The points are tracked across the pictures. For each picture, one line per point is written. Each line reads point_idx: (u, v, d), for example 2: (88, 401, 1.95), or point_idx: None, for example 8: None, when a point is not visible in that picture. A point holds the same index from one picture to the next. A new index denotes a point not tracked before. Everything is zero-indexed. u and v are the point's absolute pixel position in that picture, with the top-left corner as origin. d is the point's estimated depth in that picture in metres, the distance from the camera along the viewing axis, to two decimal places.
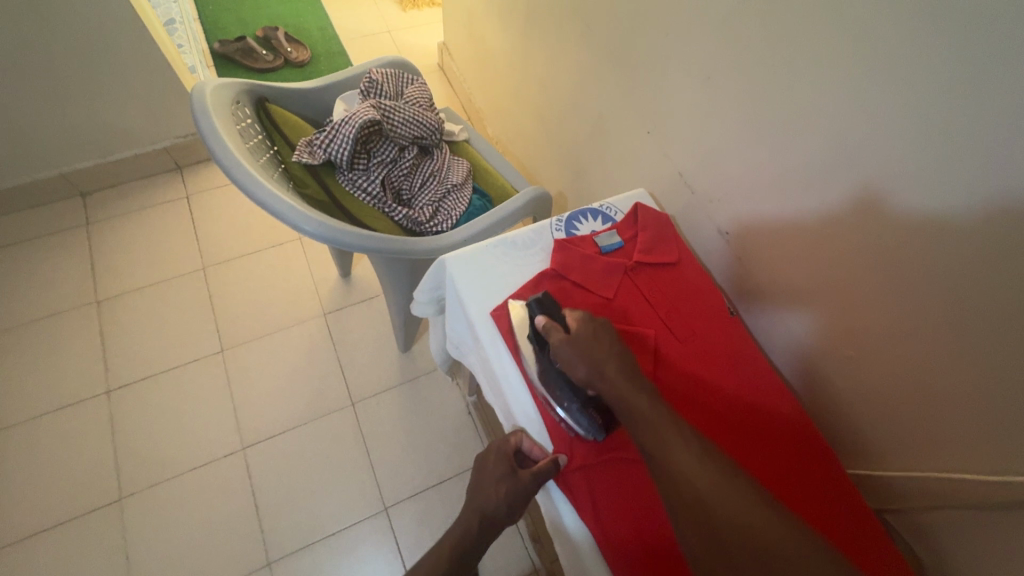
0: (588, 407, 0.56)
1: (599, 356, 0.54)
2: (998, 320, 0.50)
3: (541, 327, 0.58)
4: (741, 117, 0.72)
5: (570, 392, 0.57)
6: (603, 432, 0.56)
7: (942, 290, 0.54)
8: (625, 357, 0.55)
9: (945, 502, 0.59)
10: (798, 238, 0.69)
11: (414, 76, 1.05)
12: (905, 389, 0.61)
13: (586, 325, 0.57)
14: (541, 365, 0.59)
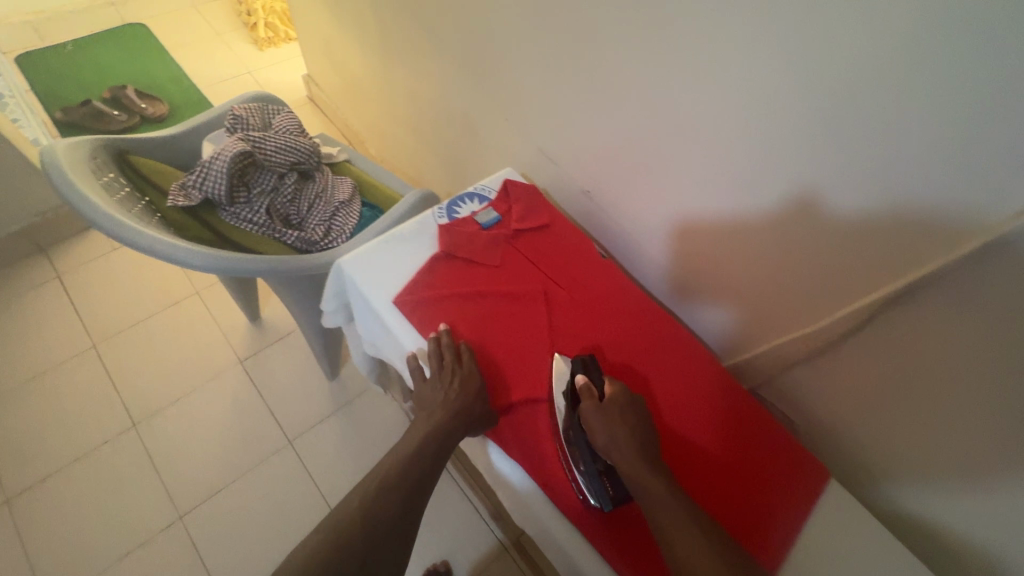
0: (603, 477, 0.57)
1: (622, 433, 0.56)
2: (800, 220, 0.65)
3: (579, 384, 0.60)
4: (579, 92, 0.84)
5: (590, 456, 0.57)
6: (610, 504, 0.57)
7: (745, 197, 0.70)
8: (646, 442, 0.57)
9: (790, 364, 0.75)
10: (643, 182, 0.83)
11: (280, 106, 1.08)
12: (747, 285, 0.77)
13: (619, 399, 0.59)
14: (567, 420, 0.60)
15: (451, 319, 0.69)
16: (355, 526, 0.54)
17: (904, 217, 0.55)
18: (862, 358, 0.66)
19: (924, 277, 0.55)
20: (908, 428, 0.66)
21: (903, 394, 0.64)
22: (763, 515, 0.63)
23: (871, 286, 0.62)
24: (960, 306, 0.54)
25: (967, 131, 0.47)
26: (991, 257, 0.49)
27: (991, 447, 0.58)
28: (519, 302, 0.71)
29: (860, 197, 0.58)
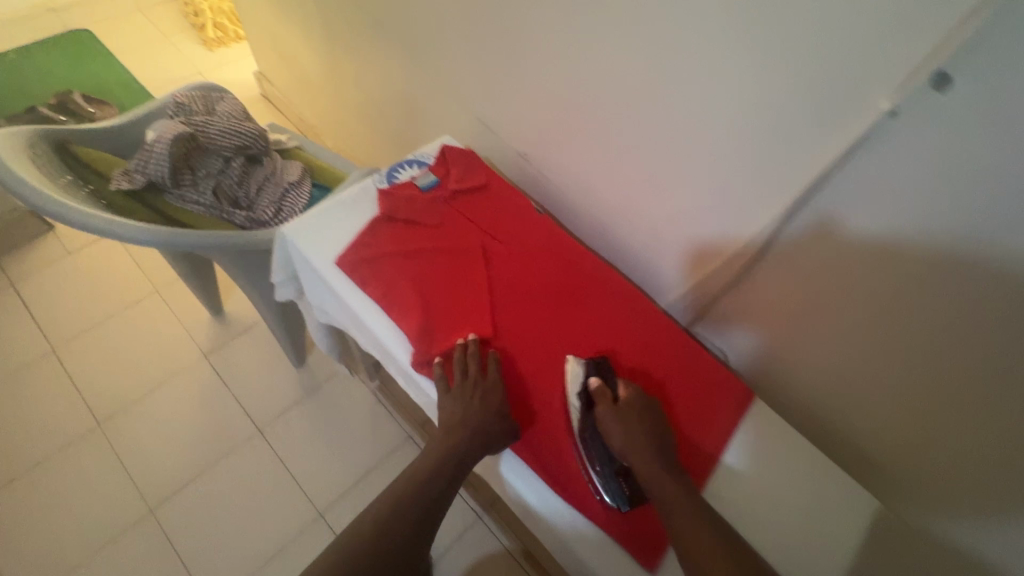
0: (620, 478, 0.60)
1: (637, 435, 0.59)
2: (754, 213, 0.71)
3: (593, 387, 0.63)
4: (510, 59, 0.88)
5: (606, 458, 0.61)
6: (627, 504, 0.60)
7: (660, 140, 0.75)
8: (662, 449, 0.59)
9: (721, 292, 0.81)
10: (572, 138, 0.87)
11: (224, 93, 1.09)
12: (671, 225, 0.82)
13: (632, 400, 0.62)
14: (582, 421, 0.63)
15: (393, 277, 0.72)
16: (372, 529, 0.55)
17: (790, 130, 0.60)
18: (774, 276, 0.72)
19: (812, 179, 0.61)
20: (813, 337, 0.73)
21: (805, 307, 0.71)
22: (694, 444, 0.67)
23: (772, 203, 0.67)
24: (840, 207, 0.61)
25: (826, 41, 0.53)
26: (865, 152, 0.56)
27: (879, 338, 0.65)
28: (459, 257, 0.74)
29: (754, 116, 0.63)
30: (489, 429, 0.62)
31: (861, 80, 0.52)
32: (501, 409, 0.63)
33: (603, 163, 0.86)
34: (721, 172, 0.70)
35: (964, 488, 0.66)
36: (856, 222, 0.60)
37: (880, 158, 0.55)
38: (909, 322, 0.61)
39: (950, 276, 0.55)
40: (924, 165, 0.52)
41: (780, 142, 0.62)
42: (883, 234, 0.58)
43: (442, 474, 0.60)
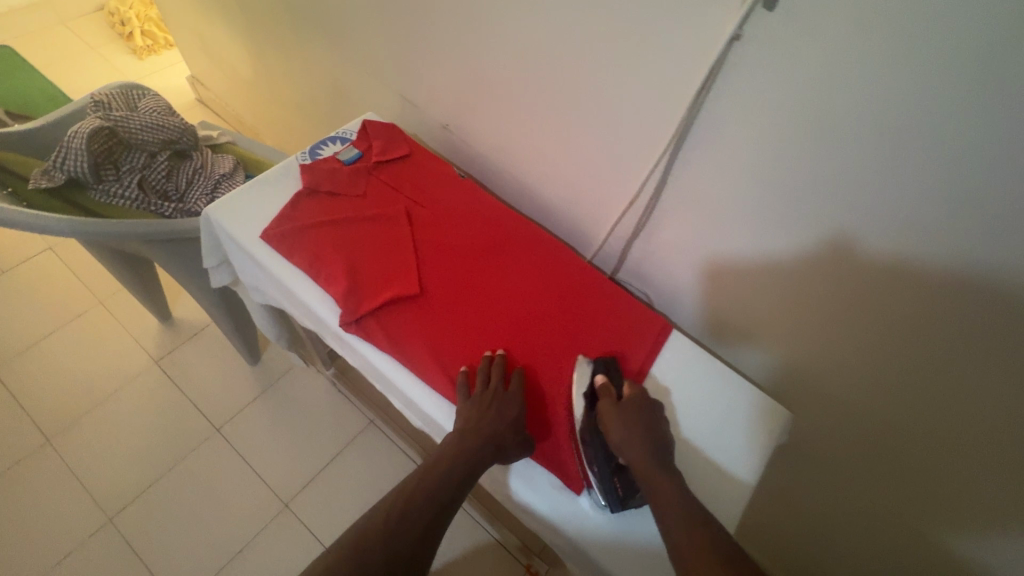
0: (614, 478, 0.60)
1: (637, 432, 0.59)
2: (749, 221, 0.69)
3: (598, 385, 0.64)
4: (421, 31, 0.90)
5: (604, 457, 0.61)
6: (618, 505, 0.60)
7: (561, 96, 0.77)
8: (659, 444, 0.59)
9: (630, 243, 0.85)
10: (487, 106, 0.89)
11: (146, 90, 1.08)
12: (582, 181, 0.84)
13: (636, 400, 0.62)
14: (585, 420, 0.63)
15: (318, 246, 0.74)
16: (385, 527, 0.52)
17: (662, 67, 0.63)
18: (673, 215, 0.75)
19: (684, 110, 0.64)
20: (722, 272, 0.76)
21: (705, 241, 0.75)
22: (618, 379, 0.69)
23: (657, 141, 0.70)
24: (719, 135, 0.64)
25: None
26: (731, 81, 0.59)
27: (767, 258, 0.69)
28: (382, 223, 0.77)
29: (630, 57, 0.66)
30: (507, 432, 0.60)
31: (708, 8, 0.56)
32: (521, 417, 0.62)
33: (516, 126, 0.87)
34: (613, 118, 0.73)
35: (985, 523, 0.64)
36: (729, 147, 0.63)
37: (736, 84, 0.59)
38: (789, 237, 0.65)
39: (859, 227, 0.58)
40: (786, 90, 0.55)
41: (654, 81, 0.65)
42: (753, 154, 0.62)
43: (458, 475, 0.57)
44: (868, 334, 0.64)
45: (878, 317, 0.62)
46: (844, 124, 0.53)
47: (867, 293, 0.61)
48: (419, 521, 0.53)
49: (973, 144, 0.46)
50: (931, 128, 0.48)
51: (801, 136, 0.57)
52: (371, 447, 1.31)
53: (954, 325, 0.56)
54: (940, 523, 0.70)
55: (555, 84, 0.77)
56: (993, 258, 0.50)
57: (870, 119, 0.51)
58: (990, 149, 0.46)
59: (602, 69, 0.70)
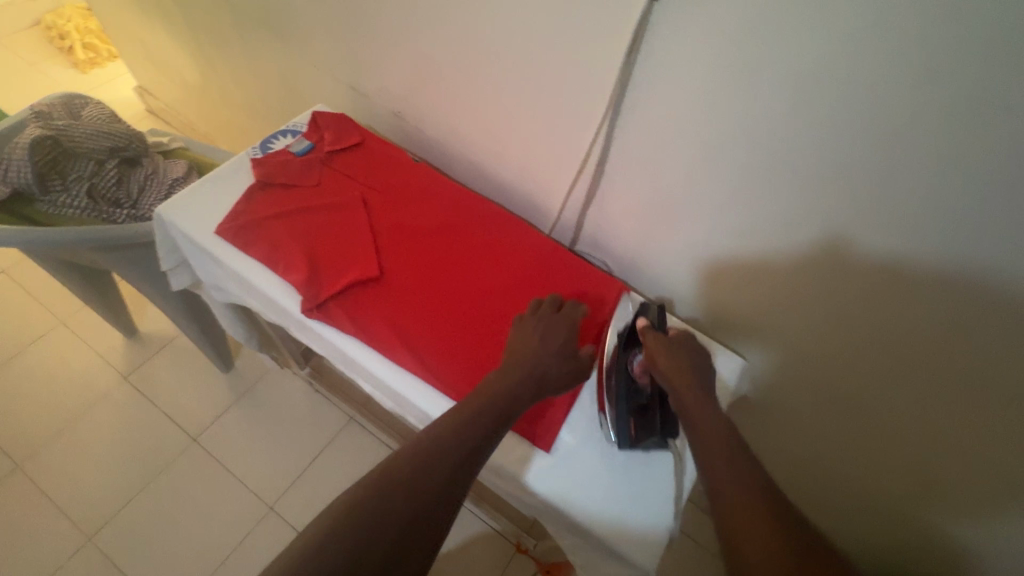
0: (631, 415, 0.65)
1: (681, 364, 0.60)
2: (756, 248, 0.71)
3: (642, 324, 0.66)
4: (363, 19, 0.90)
5: (631, 391, 0.64)
6: (627, 443, 0.65)
7: (503, 72, 0.79)
8: (702, 376, 0.60)
9: (585, 213, 0.87)
10: (435, 89, 0.91)
11: (89, 97, 1.06)
12: (533, 155, 0.86)
13: (682, 339, 0.64)
14: (628, 359, 0.65)
15: (275, 236, 0.74)
16: (402, 487, 0.46)
17: (594, 34, 0.65)
18: (622, 181, 0.78)
19: (617, 74, 0.67)
20: (673, 233, 0.79)
21: (653, 204, 0.77)
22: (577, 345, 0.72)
23: (597, 107, 0.72)
24: (654, 96, 0.66)
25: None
26: (658, 42, 0.61)
27: (710, 213, 0.72)
28: (340, 210, 0.77)
29: (565, 22, 0.67)
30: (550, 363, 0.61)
31: None
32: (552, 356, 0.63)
33: (465, 106, 0.89)
34: (556, 89, 0.75)
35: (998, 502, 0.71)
36: (665, 104, 0.66)
37: (661, 45, 0.61)
38: (728, 189, 0.68)
39: (788, 174, 0.61)
40: (707, 45, 0.58)
41: (587, 48, 0.67)
42: (686, 111, 0.64)
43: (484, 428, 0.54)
44: (804, 270, 0.68)
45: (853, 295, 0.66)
46: (764, 73, 0.56)
47: (834, 255, 0.64)
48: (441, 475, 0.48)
49: (878, 83, 0.49)
50: (840, 66, 0.51)
51: (730, 85, 0.59)
52: (353, 444, 1.31)
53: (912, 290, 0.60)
54: (951, 495, 0.76)
55: (498, 61, 0.78)
56: (907, 188, 0.54)
57: (787, 63, 0.53)
58: (889, 85, 0.49)
59: (541, 42, 0.71)
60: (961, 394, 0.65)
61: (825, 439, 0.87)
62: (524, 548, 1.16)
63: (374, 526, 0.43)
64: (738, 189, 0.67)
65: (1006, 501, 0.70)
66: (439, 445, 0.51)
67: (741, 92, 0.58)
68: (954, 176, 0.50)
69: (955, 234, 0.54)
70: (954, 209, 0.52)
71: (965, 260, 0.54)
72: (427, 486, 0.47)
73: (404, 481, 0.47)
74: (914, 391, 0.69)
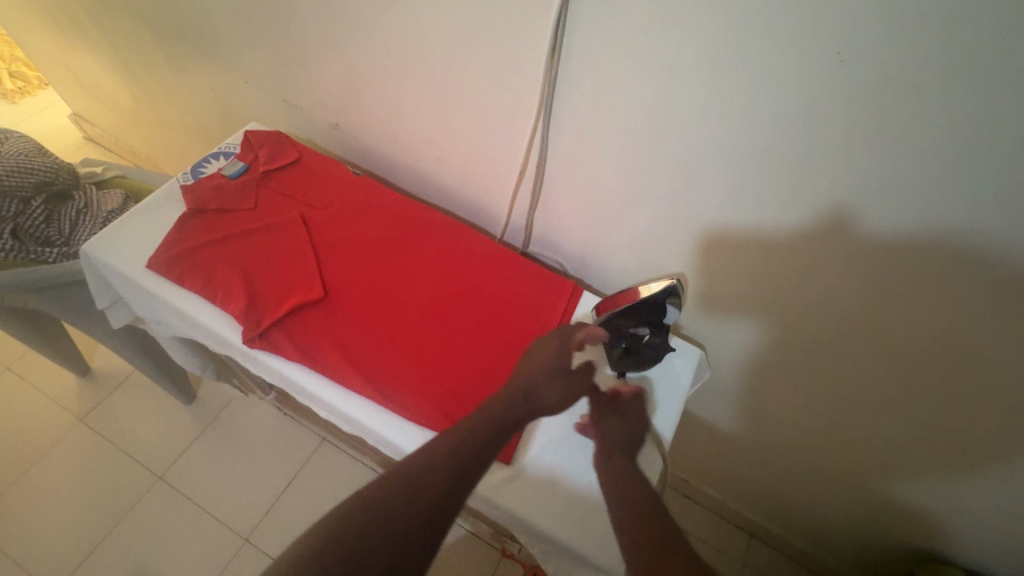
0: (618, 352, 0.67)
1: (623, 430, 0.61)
2: (730, 256, 0.70)
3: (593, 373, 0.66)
4: (288, 32, 0.88)
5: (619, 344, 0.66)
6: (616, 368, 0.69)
7: (435, 77, 0.78)
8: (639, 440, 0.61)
9: (534, 214, 0.86)
10: (370, 98, 0.89)
11: (9, 132, 1.01)
12: (476, 159, 0.85)
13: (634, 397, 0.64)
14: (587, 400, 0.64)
15: (211, 263, 0.71)
16: (398, 506, 0.48)
17: (519, 33, 0.65)
18: (566, 179, 0.77)
19: (545, 73, 0.66)
20: (620, 229, 0.78)
21: (599, 200, 0.77)
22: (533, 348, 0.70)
23: (531, 105, 0.71)
24: (584, 89, 0.65)
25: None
26: (581, 38, 0.61)
27: (651, 205, 0.72)
28: (280, 231, 0.75)
29: (491, 22, 0.66)
30: (542, 384, 0.61)
31: None
32: (529, 398, 0.59)
33: (402, 113, 0.87)
34: (490, 90, 0.74)
35: (971, 475, 0.72)
36: (597, 100, 0.65)
37: (585, 41, 0.61)
38: (665, 180, 0.68)
39: (722, 162, 0.61)
40: (630, 40, 0.57)
41: (515, 48, 0.67)
42: (618, 105, 0.64)
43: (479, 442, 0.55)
44: (746, 254, 0.69)
45: (811, 282, 0.66)
46: (687, 63, 0.56)
47: (826, 250, 0.62)
48: (438, 489, 0.50)
49: (794, 64, 0.50)
50: (753, 54, 0.51)
51: (655, 75, 0.58)
52: (327, 464, 1.28)
53: (859, 268, 0.61)
54: (921, 468, 0.77)
55: (429, 66, 0.77)
56: (831, 164, 0.54)
57: (706, 51, 0.53)
58: (802, 67, 0.50)
59: (468, 45, 0.70)
60: (905, 360, 0.66)
61: (789, 423, 0.87)
62: (509, 552, 1.15)
63: (369, 548, 0.45)
64: (673, 179, 0.67)
65: (976, 471, 0.71)
66: (431, 462, 0.52)
67: (666, 84, 0.58)
68: (874, 149, 0.51)
69: (883, 205, 0.54)
70: (877, 180, 0.53)
71: (894, 230, 0.56)
72: (420, 504, 0.49)
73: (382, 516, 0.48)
74: (861, 359, 0.70)
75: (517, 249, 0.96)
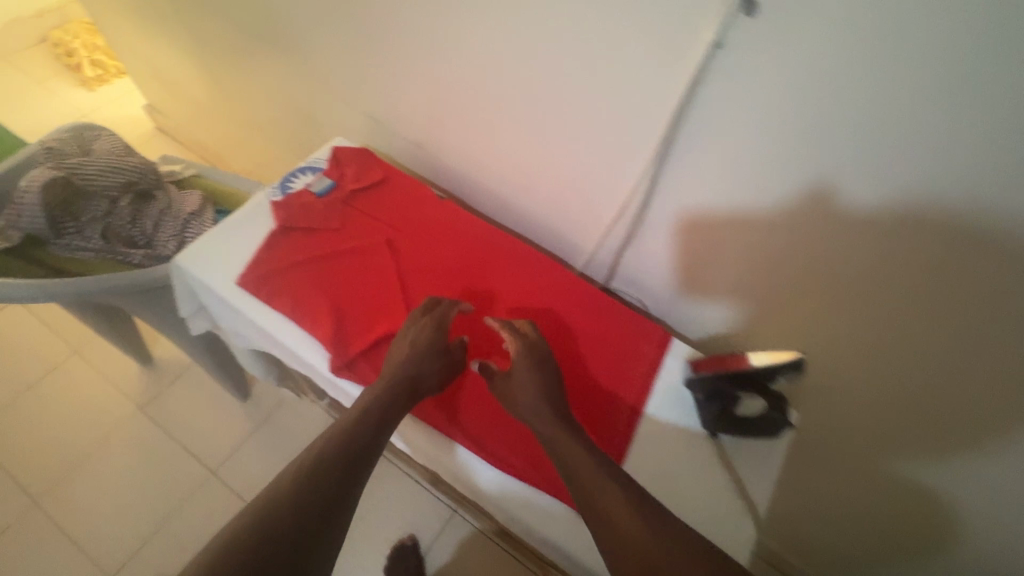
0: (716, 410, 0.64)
1: (537, 393, 0.59)
2: (844, 322, 0.65)
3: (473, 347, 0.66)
4: (383, 50, 0.86)
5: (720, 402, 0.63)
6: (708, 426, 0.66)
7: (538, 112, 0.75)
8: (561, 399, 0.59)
9: (623, 251, 0.83)
10: (461, 122, 0.87)
11: (99, 130, 1.02)
12: (568, 193, 0.82)
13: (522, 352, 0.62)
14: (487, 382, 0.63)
15: (298, 286, 0.71)
16: (288, 501, 0.46)
17: (642, 76, 0.61)
18: (663, 220, 0.74)
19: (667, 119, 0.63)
20: (716, 277, 0.74)
21: (696, 243, 0.73)
22: (620, 399, 0.68)
23: (643, 149, 0.68)
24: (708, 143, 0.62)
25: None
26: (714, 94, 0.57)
27: (762, 259, 0.67)
28: (365, 255, 0.74)
29: (607, 60, 0.63)
30: (421, 369, 0.62)
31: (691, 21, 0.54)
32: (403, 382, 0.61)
33: (493, 140, 0.85)
34: (591, 126, 0.71)
35: None
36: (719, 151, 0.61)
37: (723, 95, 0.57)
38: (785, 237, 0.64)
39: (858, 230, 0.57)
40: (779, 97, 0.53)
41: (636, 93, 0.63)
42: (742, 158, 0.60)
43: (361, 438, 0.54)
44: (860, 319, 0.64)
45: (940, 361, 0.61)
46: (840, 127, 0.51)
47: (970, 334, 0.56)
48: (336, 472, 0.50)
49: (970, 139, 0.46)
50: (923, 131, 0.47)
51: (791, 132, 0.55)
52: None
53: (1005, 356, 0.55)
54: None
55: (527, 94, 0.74)
56: (994, 251, 0.49)
57: (860, 114, 0.50)
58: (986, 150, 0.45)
59: (576, 80, 0.67)
60: None
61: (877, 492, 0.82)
62: None
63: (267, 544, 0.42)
64: (787, 233, 0.63)
65: None
66: (325, 456, 0.51)
67: (803, 142, 0.55)
68: None
69: None
70: None
71: None
72: (316, 497, 0.47)
73: (293, 502, 0.46)
74: (978, 450, 0.64)
75: (595, 282, 0.93)
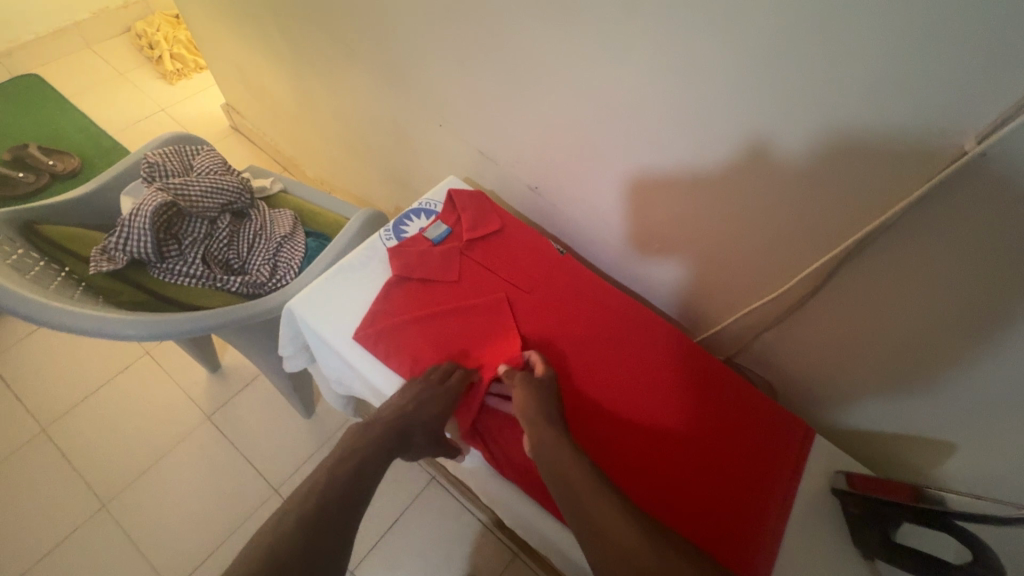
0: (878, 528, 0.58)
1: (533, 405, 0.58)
2: None
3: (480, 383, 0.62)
4: (507, 91, 0.80)
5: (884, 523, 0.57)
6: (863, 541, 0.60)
7: (688, 180, 0.68)
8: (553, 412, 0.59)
9: (762, 328, 0.74)
10: (585, 173, 0.80)
11: (198, 146, 1.00)
12: (705, 262, 0.75)
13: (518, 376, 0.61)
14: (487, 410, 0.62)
15: (416, 344, 0.66)
16: (295, 537, 0.47)
17: (836, 163, 0.54)
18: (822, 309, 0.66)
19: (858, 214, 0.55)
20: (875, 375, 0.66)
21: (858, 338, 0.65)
22: (761, 503, 0.61)
23: (819, 236, 0.60)
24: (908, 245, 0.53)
25: (904, 64, 0.44)
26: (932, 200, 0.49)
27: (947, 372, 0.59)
28: (483, 312, 0.69)
29: (798, 144, 0.55)
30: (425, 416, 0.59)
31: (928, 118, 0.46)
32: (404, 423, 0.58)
33: (621, 197, 0.78)
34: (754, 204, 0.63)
35: None
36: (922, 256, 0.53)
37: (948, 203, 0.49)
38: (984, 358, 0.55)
39: None
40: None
41: (825, 180, 0.55)
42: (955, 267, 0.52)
43: (357, 465, 0.56)
44: None
45: None
46: None
47: None
48: (335, 505, 0.52)
49: None
50: None
51: None
52: (437, 507, 1.23)
53: None
54: None
55: (675, 160, 0.67)
56: None
57: None
58: None
59: (745, 155, 0.60)
60: None
61: None
62: None
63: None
64: (1008, 372, 0.53)
65: None
66: (326, 492, 0.53)
67: None
68: None
69: None
70: None
71: None
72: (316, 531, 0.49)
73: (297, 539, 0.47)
74: None
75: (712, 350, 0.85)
